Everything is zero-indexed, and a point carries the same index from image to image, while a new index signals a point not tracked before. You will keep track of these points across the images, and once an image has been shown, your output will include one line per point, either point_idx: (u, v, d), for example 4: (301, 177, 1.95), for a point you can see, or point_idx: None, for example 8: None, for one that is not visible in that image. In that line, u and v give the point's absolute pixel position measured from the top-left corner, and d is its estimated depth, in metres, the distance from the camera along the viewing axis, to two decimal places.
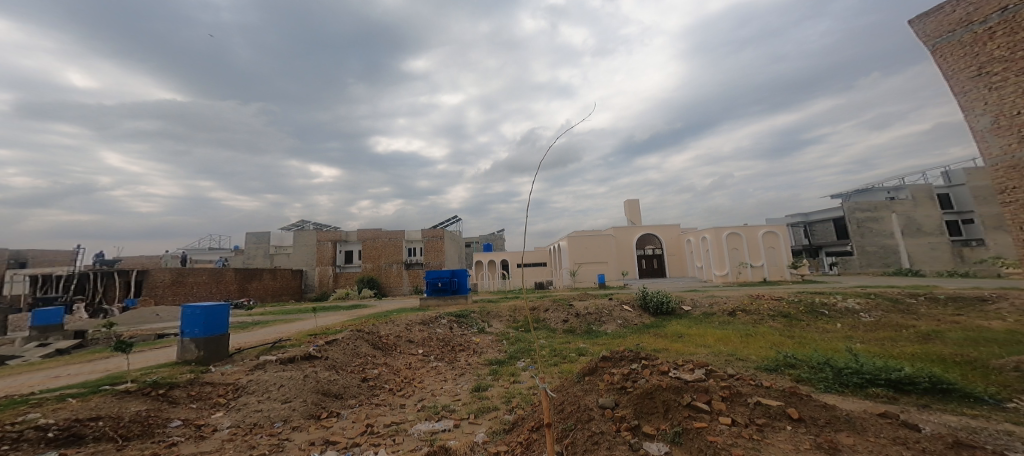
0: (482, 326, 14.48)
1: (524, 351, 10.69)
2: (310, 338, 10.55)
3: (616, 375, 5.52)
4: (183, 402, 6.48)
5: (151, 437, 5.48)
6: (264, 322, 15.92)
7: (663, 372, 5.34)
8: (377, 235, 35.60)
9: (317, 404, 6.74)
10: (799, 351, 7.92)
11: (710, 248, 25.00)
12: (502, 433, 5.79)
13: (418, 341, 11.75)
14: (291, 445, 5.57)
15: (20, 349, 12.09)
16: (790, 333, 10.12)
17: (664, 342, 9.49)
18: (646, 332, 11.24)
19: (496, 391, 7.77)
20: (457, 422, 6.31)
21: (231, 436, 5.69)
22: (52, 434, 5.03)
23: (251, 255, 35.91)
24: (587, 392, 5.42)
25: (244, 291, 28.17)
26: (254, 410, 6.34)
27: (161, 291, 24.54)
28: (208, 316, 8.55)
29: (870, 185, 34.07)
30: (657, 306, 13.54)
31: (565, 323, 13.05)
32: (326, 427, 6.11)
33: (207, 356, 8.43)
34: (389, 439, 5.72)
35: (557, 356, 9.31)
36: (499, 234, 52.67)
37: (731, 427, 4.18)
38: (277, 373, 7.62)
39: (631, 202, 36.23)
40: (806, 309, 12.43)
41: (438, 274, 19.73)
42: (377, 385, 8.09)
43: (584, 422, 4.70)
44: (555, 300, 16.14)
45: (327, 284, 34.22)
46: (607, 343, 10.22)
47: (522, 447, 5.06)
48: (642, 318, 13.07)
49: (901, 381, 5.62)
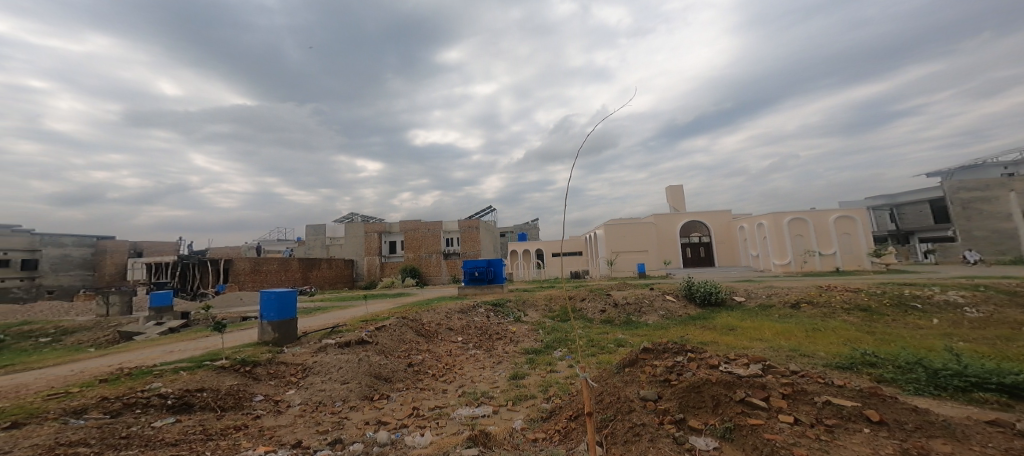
0: (518, 315, 14.54)
1: (560, 341, 10.62)
2: (362, 324, 10.94)
3: (659, 367, 5.34)
4: (264, 379, 6.96)
5: (241, 409, 5.92)
6: (322, 308, 16.79)
7: (712, 366, 5.11)
8: (417, 226, 36.30)
9: (370, 386, 6.98)
10: (883, 349, 7.38)
11: (767, 236, 23.91)
12: (540, 421, 5.80)
13: (457, 328, 11.95)
14: (349, 423, 5.79)
15: (140, 326, 13.47)
16: (870, 328, 9.48)
17: (712, 334, 9.12)
18: (692, 324, 10.93)
19: (534, 379, 7.77)
20: (495, 408, 6.36)
21: (301, 412, 6.02)
22: (170, 402, 5.59)
23: (311, 246, 37.96)
24: (626, 384, 5.31)
25: (306, 279, 29.78)
26: (319, 389, 6.68)
27: (243, 278, 26.34)
28: (281, 300, 9.00)
29: (979, 162, 31.83)
30: (704, 297, 13.05)
31: (603, 313, 12.82)
32: (378, 408, 6.32)
33: (282, 338, 8.94)
34: (433, 422, 5.85)
35: (594, 346, 9.13)
36: (534, 223, 52.47)
37: (793, 426, 3.95)
38: (339, 356, 7.97)
39: (672, 187, 35.17)
40: (893, 302, 11.58)
41: (474, 264, 19.91)
42: (421, 370, 8.29)
43: (625, 413, 4.63)
44: (591, 289, 15.89)
45: (375, 274, 35.46)
46: (647, 335, 9.91)
47: (560, 436, 5.12)
48: (688, 310, 12.65)
49: (1016, 386, 5.04)
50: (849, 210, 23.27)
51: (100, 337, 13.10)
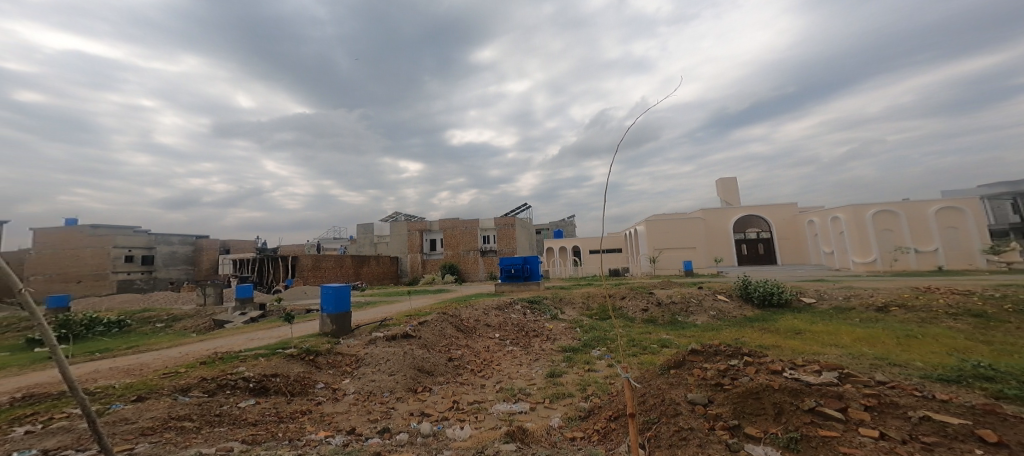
0: (555, 312, 14.39)
1: (600, 340, 10.37)
2: (407, 318, 11.19)
3: (710, 370, 5.08)
4: (325, 367, 7.31)
5: (305, 395, 6.26)
6: (371, 303, 17.41)
7: (775, 372, 4.78)
8: (455, 224, 36.78)
9: (414, 378, 7.08)
10: (1002, 362, 6.48)
11: (845, 230, 22.02)
12: (578, 420, 5.67)
13: (495, 325, 11.96)
14: (395, 413, 5.89)
15: (229, 315, 14.60)
16: (985, 337, 8.23)
17: (774, 338, 8.59)
18: (748, 326, 10.32)
19: (571, 378, 7.61)
20: (533, 405, 6.28)
21: (355, 400, 6.21)
22: (251, 386, 6.11)
23: (361, 244, 39.47)
24: (672, 385, 5.08)
25: (358, 275, 30.98)
26: (369, 380, 6.87)
27: (306, 274, 27.62)
28: (338, 294, 9.34)
29: None
30: (764, 297, 12.32)
31: (646, 312, 12.46)
32: (421, 400, 6.40)
33: (339, 330, 9.28)
34: (472, 416, 5.85)
35: (636, 346, 8.87)
36: (571, 220, 51.83)
37: (877, 441, 3.60)
38: (387, 348, 8.15)
39: (722, 181, 33.77)
40: (1015, 308, 9.62)
41: (511, 261, 19.89)
42: (461, 365, 8.34)
43: (670, 416, 4.42)
44: (633, 287, 15.45)
45: (417, 270, 36.30)
46: (695, 336, 9.49)
47: (598, 436, 4.97)
48: (743, 311, 12.00)
49: None
50: (956, 201, 20.71)
51: (197, 324, 14.32)
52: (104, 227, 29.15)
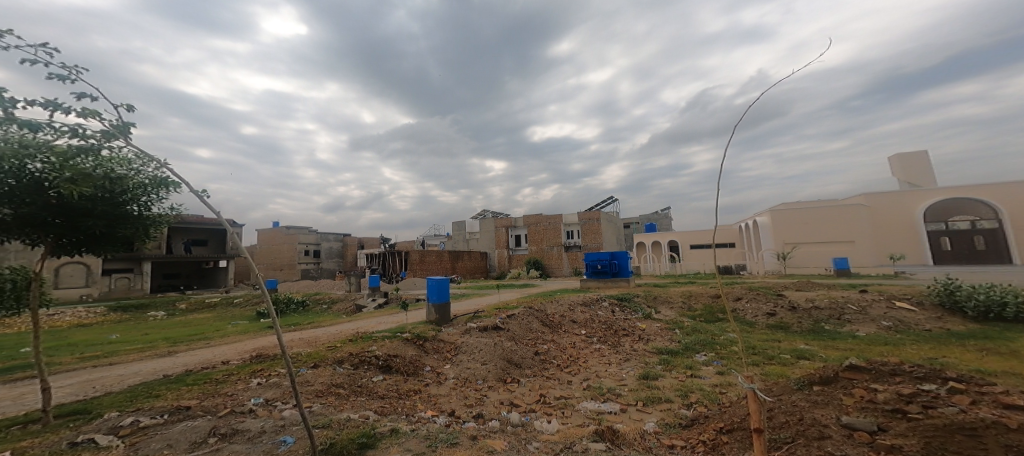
0: (648, 312, 13.49)
1: (704, 344, 9.40)
2: (497, 311, 11.27)
3: (883, 392, 4.16)
4: (430, 352, 7.52)
5: (417, 376, 6.46)
6: (465, 295, 18.06)
7: (1015, 407, 3.68)
8: (539, 220, 36.71)
9: (504, 369, 6.98)
10: None
11: None
12: (678, 427, 5.08)
13: (581, 321, 11.51)
14: (488, 401, 5.79)
15: (366, 300, 16.16)
16: None
17: (1008, 363, 6.79)
18: (959, 343, 8.32)
19: (669, 382, 6.95)
20: (624, 406, 5.80)
21: (456, 385, 6.25)
22: (383, 364, 6.46)
23: (456, 240, 41.44)
24: (819, 404, 4.27)
25: (454, 269, 32.40)
26: (465, 367, 6.89)
27: (413, 267, 29.28)
28: (440, 285, 9.65)
29: None
30: (988, 310, 9.69)
31: (771, 317, 11.06)
32: (511, 391, 6.24)
33: (441, 319, 9.56)
34: (559, 411, 5.54)
35: (759, 355, 7.86)
36: (664, 213, 48.81)
37: None
38: (480, 338, 8.17)
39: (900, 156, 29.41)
40: None
41: (598, 256, 19.19)
42: (547, 360, 8.07)
43: (815, 439, 3.68)
44: (753, 288, 13.81)
45: (505, 265, 36.97)
46: (847, 350, 8.08)
47: (706, 447, 4.40)
48: (946, 325, 9.66)
49: None
50: None
51: (346, 307, 15.92)
52: (293, 227, 34.47)
